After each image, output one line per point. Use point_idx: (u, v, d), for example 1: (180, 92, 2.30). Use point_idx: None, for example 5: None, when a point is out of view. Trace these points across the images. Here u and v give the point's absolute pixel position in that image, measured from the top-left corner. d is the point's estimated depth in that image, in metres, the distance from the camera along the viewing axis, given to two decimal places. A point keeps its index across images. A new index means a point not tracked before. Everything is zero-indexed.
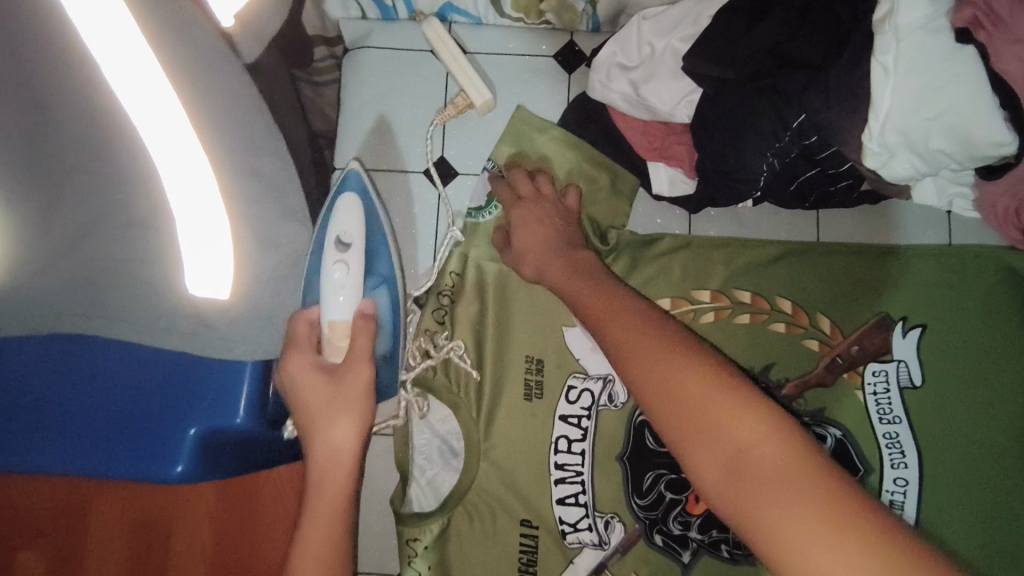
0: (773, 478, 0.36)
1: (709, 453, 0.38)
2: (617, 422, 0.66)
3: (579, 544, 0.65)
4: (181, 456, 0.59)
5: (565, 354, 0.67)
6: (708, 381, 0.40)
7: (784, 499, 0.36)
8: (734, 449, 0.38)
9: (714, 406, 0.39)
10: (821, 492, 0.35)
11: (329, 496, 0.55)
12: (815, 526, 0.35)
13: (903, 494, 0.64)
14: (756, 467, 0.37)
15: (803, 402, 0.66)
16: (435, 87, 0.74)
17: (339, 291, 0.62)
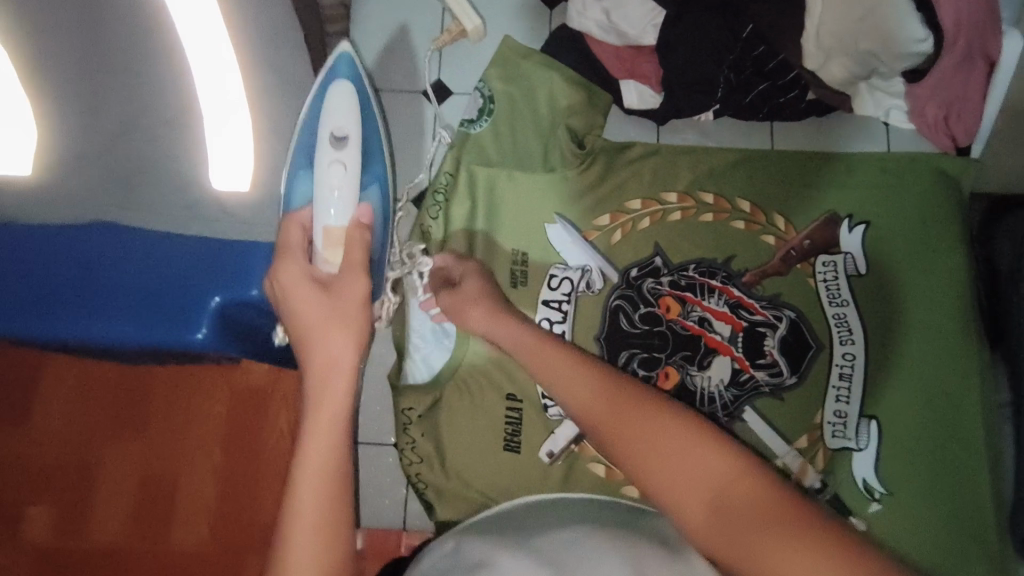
0: (747, 517, 0.38)
1: (687, 500, 0.40)
2: (595, 307, 0.73)
3: (560, 416, 0.71)
4: (202, 322, 0.67)
5: (548, 247, 0.74)
6: (684, 437, 0.42)
7: (756, 531, 0.37)
8: (712, 501, 0.39)
9: (692, 480, 0.40)
10: (791, 519, 0.37)
11: (327, 416, 0.51)
12: (780, 540, 0.36)
13: (852, 367, 0.71)
14: (732, 510, 0.39)
15: (760, 288, 0.73)
16: (432, 22, 0.85)
17: (333, 203, 0.72)
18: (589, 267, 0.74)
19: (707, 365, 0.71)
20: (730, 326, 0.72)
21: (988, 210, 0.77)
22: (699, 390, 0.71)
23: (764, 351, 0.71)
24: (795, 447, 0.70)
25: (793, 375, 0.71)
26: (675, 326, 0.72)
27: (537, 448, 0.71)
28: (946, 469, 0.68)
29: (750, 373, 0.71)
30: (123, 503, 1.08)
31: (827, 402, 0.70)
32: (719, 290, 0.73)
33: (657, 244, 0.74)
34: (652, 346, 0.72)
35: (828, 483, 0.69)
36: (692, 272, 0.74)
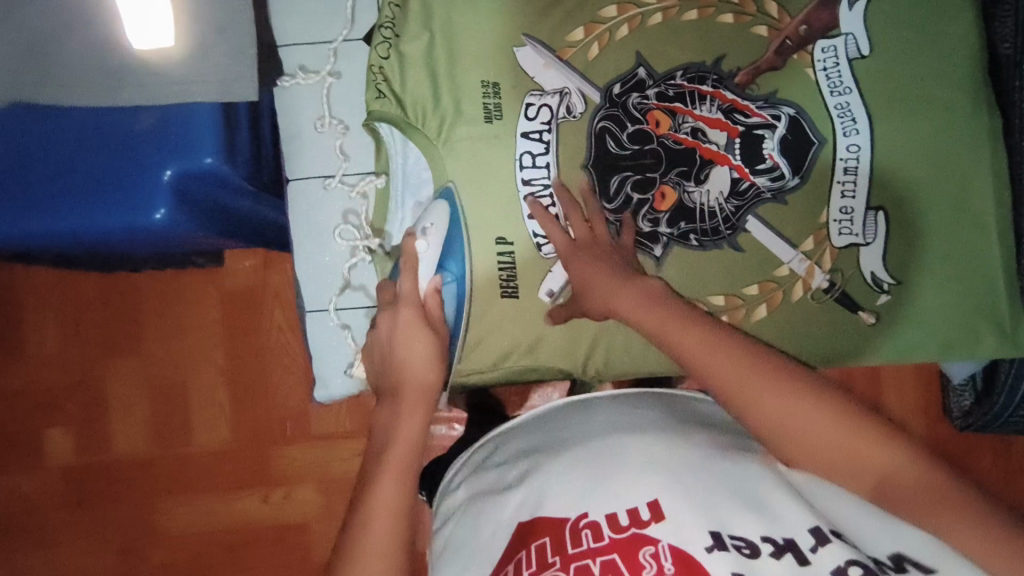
0: (767, 391, 0.51)
1: (723, 377, 0.53)
2: (580, 132, 0.67)
3: (555, 253, 0.67)
4: (158, 201, 0.61)
5: (520, 73, 0.67)
6: (707, 343, 0.55)
7: (776, 402, 0.51)
8: (739, 379, 0.52)
9: (714, 356, 0.54)
10: (790, 388, 0.51)
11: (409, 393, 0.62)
12: (783, 408, 0.50)
13: (857, 160, 0.66)
14: (759, 385, 0.51)
15: (755, 88, 0.67)
16: None
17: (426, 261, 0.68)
18: (568, 89, 0.67)
19: (705, 179, 0.67)
20: (726, 133, 0.66)
21: None
22: (698, 206, 0.67)
23: (764, 154, 0.66)
24: (802, 252, 0.67)
25: (795, 176, 0.67)
26: (667, 141, 0.67)
27: (535, 289, 0.68)
28: (959, 248, 0.66)
29: (750, 180, 0.67)
30: (137, 417, 1.12)
31: (831, 201, 0.67)
32: (711, 95, 0.67)
33: (639, 53, 0.67)
34: (645, 166, 0.67)
35: (837, 281, 0.67)
36: (680, 80, 0.67)
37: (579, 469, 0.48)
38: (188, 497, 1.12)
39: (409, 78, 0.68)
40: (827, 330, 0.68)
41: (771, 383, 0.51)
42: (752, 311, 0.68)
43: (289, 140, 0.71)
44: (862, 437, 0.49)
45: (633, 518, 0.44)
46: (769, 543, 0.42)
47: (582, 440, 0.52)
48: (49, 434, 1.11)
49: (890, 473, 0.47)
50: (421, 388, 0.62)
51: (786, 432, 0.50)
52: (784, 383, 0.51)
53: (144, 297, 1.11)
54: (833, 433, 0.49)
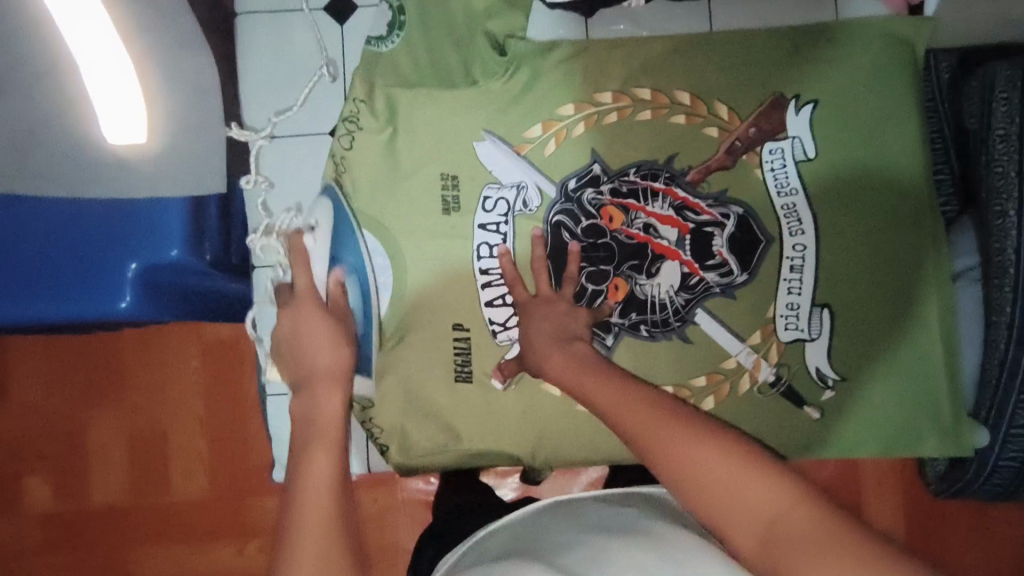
0: (662, 425, 0.51)
1: (626, 415, 0.53)
2: (535, 224, 0.70)
3: (510, 340, 0.69)
4: (122, 288, 0.65)
5: (479, 167, 0.70)
6: (619, 387, 0.56)
7: (670, 433, 0.50)
8: (637, 416, 0.52)
9: (618, 398, 0.55)
10: (687, 423, 0.50)
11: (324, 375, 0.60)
12: (677, 439, 0.49)
13: (802, 258, 0.68)
14: (655, 421, 0.51)
15: (705, 186, 0.69)
16: None
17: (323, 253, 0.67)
18: (524, 183, 0.70)
19: (656, 272, 0.69)
20: (676, 229, 0.69)
21: (961, 66, 0.73)
22: (649, 298, 0.69)
23: (713, 251, 0.69)
24: (749, 345, 0.69)
25: (743, 272, 0.69)
26: (619, 236, 0.69)
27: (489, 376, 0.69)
28: (900, 346, 0.68)
29: (699, 275, 0.69)
30: (116, 462, 1.11)
31: (778, 296, 0.69)
32: (663, 192, 0.69)
33: (594, 151, 0.70)
34: (598, 259, 0.69)
35: (782, 375, 0.69)
36: (633, 177, 0.70)
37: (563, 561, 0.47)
38: (167, 543, 1.11)
39: (372, 168, 0.71)
40: (775, 423, 0.69)
41: (674, 420, 0.51)
42: (701, 402, 0.69)
43: (258, 226, 0.73)
44: (748, 473, 0.45)
45: None
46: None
47: (569, 545, 0.50)
48: (29, 479, 1.11)
49: (777, 512, 0.43)
50: (326, 372, 0.60)
51: (694, 475, 0.47)
52: (688, 425, 0.50)
53: (125, 343, 1.12)
54: (727, 470, 0.46)
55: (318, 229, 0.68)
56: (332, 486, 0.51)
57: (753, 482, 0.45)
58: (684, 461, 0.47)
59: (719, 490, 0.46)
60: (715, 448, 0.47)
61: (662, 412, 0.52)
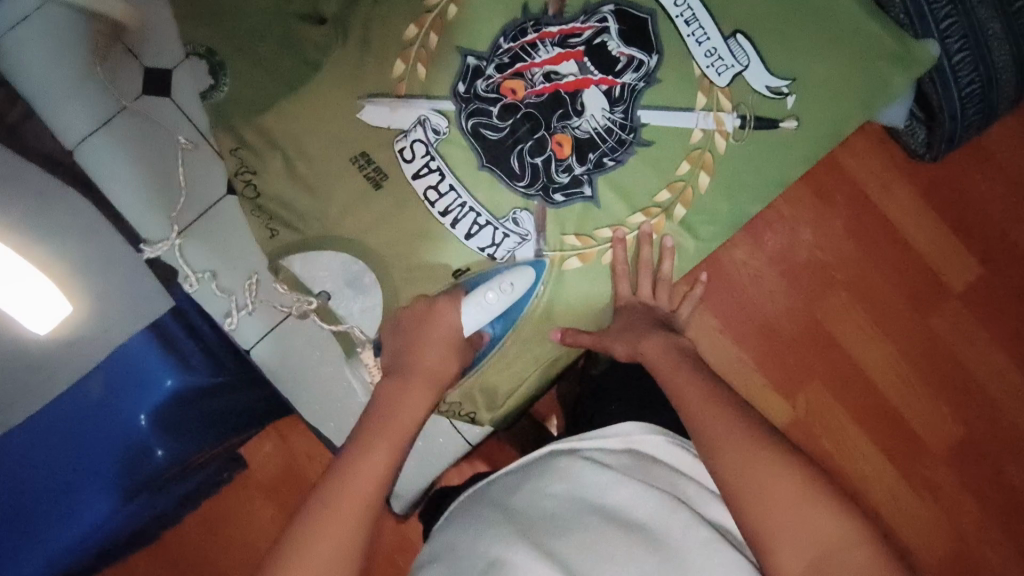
0: (749, 457, 0.53)
1: (715, 420, 0.56)
2: (457, 143, 0.69)
3: (509, 251, 0.69)
4: (152, 442, 0.62)
5: (376, 131, 0.68)
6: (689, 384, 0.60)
7: (752, 451, 0.53)
8: (722, 437, 0.55)
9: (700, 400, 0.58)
10: (780, 460, 0.52)
11: (403, 415, 0.60)
12: (765, 468, 0.52)
13: (689, 9, 0.69)
14: (737, 446, 0.54)
15: (568, 10, 0.69)
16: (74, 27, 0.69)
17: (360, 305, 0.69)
18: (424, 116, 0.68)
19: (583, 107, 0.69)
20: (572, 61, 0.69)
21: None
22: (593, 133, 0.69)
23: (615, 55, 0.68)
24: (701, 110, 0.69)
25: (652, 55, 0.69)
26: (532, 100, 0.68)
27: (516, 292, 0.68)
28: (821, 20, 0.68)
29: (618, 83, 0.68)
30: None
31: (694, 53, 0.69)
32: (539, 40, 0.69)
33: (459, 47, 0.69)
34: (528, 131, 0.69)
35: (744, 113, 0.69)
36: (507, 45, 0.69)
37: (571, 556, 0.49)
38: None
39: (289, 199, 0.68)
40: (768, 157, 0.70)
41: (761, 450, 0.53)
42: (696, 184, 0.69)
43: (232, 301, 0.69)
44: (824, 511, 0.49)
45: None
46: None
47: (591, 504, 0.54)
48: None
49: (835, 546, 0.48)
50: (426, 372, 0.63)
51: (759, 504, 0.51)
52: (743, 438, 0.54)
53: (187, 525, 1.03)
54: (762, 474, 0.52)
55: (511, 287, 0.66)
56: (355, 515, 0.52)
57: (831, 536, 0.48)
58: (737, 471, 0.52)
59: (799, 529, 0.49)
60: (751, 443, 0.53)
61: (717, 410, 0.57)
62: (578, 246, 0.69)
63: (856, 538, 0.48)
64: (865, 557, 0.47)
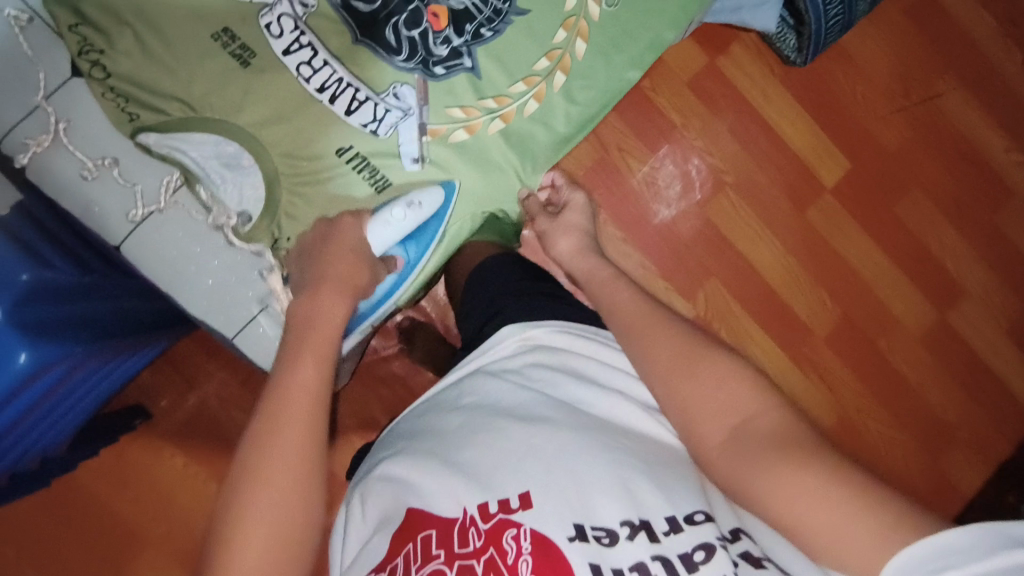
0: (657, 336, 0.58)
1: (622, 303, 0.63)
2: (326, 17, 0.66)
3: (393, 127, 0.68)
4: (13, 347, 0.54)
5: (236, 6, 0.64)
6: (610, 282, 0.66)
7: (662, 332, 0.59)
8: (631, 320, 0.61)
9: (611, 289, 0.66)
10: (687, 339, 0.57)
11: (301, 394, 0.54)
12: (678, 349, 0.57)
13: None
14: (641, 329, 0.60)
15: None
16: None
17: (246, 181, 0.66)
18: None
19: None
20: None
21: None
22: (468, 3, 0.67)
23: None
24: None
25: None
26: None
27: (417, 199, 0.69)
28: None
29: None
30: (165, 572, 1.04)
31: None
32: None
33: None
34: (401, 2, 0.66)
35: None
36: None
37: (492, 463, 0.53)
38: None
39: (146, 79, 0.64)
40: (638, 34, 0.72)
41: (661, 325, 0.59)
42: (573, 51, 0.70)
43: (112, 196, 0.65)
44: (738, 380, 0.53)
45: (502, 506, 0.50)
46: (626, 525, 0.49)
47: (508, 424, 0.55)
48: None
49: (754, 412, 0.52)
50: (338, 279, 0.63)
51: (686, 372, 0.55)
52: (662, 325, 0.59)
53: (86, 466, 1.04)
54: (680, 360, 0.56)
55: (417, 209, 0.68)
56: (310, 427, 0.53)
57: (744, 394, 0.53)
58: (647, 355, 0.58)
59: (708, 400, 0.53)
60: (667, 331, 0.59)
61: (634, 306, 0.62)
62: (463, 118, 0.69)
63: (768, 403, 0.52)
64: (775, 422, 0.51)
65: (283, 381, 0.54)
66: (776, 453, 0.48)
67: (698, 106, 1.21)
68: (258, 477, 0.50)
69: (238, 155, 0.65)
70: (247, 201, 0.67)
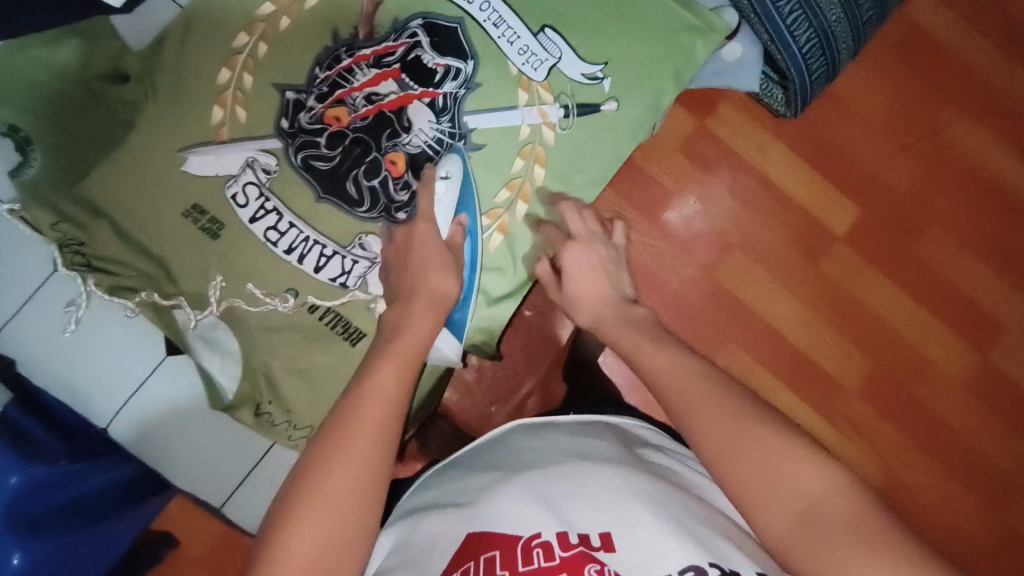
0: (696, 404, 0.57)
1: (659, 365, 0.63)
2: (289, 179, 0.68)
3: (361, 277, 0.68)
4: (8, 550, 0.58)
5: (203, 181, 0.67)
6: (654, 349, 0.65)
7: (704, 396, 0.57)
8: (669, 383, 0.61)
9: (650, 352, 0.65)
10: (730, 404, 0.56)
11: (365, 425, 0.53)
12: (716, 419, 0.55)
13: (496, 11, 0.70)
14: (677, 398, 0.59)
15: (379, 30, 0.70)
16: None
17: (224, 356, 0.67)
18: (251, 158, 0.68)
19: (410, 121, 0.69)
20: (391, 79, 0.69)
21: None
22: (424, 146, 0.69)
23: (431, 67, 0.69)
24: (524, 106, 0.70)
25: (467, 62, 0.70)
26: (357, 124, 0.69)
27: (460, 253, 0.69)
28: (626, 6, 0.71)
29: (440, 94, 0.69)
30: None
31: (508, 53, 0.70)
32: (354, 64, 0.69)
33: (276, 83, 0.69)
34: (359, 155, 0.69)
35: (566, 102, 0.71)
36: (323, 74, 0.69)
37: (562, 503, 0.52)
38: None
39: (126, 263, 0.67)
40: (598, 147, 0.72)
41: (713, 388, 0.58)
42: (533, 178, 0.71)
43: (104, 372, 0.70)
44: (803, 456, 0.50)
45: (584, 539, 0.47)
46: (692, 571, 0.44)
47: (569, 480, 0.54)
48: None
49: (820, 497, 0.47)
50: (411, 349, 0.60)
51: (729, 454, 0.53)
52: (713, 390, 0.58)
53: None
54: (728, 423, 0.54)
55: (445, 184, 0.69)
56: (374, 465, 0.52)
57: (803, 462, 0.50)
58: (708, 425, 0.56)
59: (757, 479, 0.50)
60: (706, 388, 0.58)
61: (682, 377, 0.60)
62: None
63: (843, 487, 0.48)
64: (851, 506, 0.46)
65: (346, 424, 0.53)
66: (848, 540, 0.44)
67: (694, 172, 1.14)
68: (304, 522, 0.48)
69: (214, 330, 0.67)
70: (228, 374, 0.68)
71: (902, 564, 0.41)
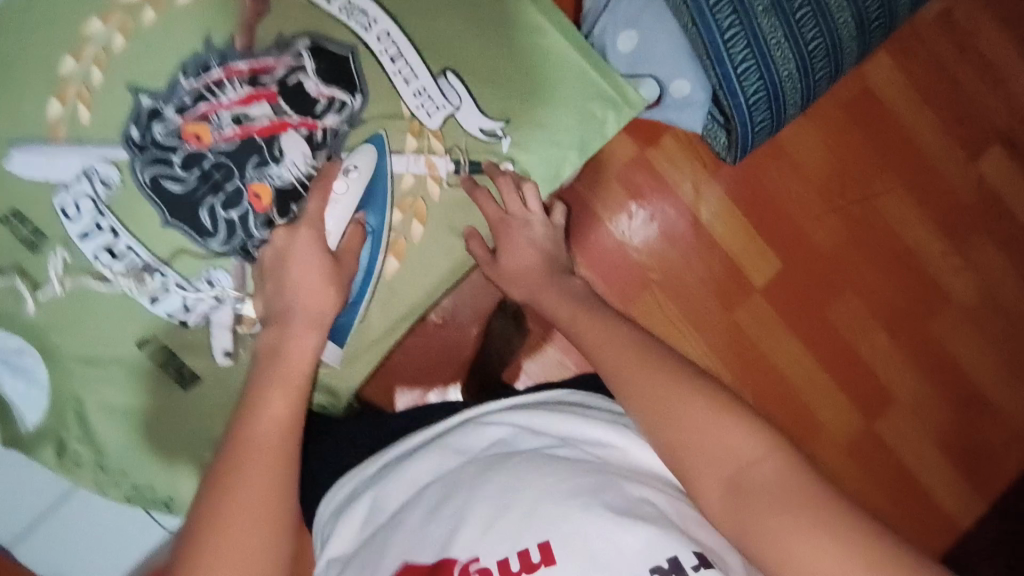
0: (634, 366, 0.57)
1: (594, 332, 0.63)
2: (131, 196, 0.60)
3: (204, 316, 0.63)
4: None
5: (30, 185, 0.59)
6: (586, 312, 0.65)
7: (636, 362, 0.58)
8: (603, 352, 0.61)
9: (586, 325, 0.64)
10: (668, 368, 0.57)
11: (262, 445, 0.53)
12: (660, 378, 0.56)
13: (394, 45, 0.64)
14: (610, 362, 0.59)
15: (258, 43, 0.61)
16: None
17: (28, 381, 0.60)
18: (89, 166, 0.59)
19: (282, 152, 0.62)
20: (265, 102, 0.61)
21: None
22: (295, 182, 0.63)
23: (313, 96, 0.62)
24: (411, 153, 0.65)
25: (355, 95, 0.63)
26: (219, 146, 0.60)
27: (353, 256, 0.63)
28: (535, 64, 0.68)
29: (319, 127, 0.62)
30: None
31: (403, 93, 0.64)
32: (224, 77, 0.61)
33: (129, 85, 0.60)
34: (217, 181, 0.61)
35: (458, 157, 0.66)
36: (186, 83, 0.60)
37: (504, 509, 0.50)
38: None
39: None
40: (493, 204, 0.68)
41: (635, 355, 0.58)
42: (410, 234, 0.66)
43: None
44: (735, 422, 0.52)
45: (524, 561, 0.47)
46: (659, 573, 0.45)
47: (516, 469, 0.53)
48: None
49: (754, 459, 0.50)
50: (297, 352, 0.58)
51: (666, 415, 0.54)
52: (645, 359, 0.58)
53: None
54: (668, 388, 0.55)
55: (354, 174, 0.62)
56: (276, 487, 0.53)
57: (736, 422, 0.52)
58: (633, 391, 0.56)
59: (697, 439, 0.52)
60: (636, 352, 0.59)
61: (606, 331, 0.62)
62: None
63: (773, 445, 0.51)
64: (771, 470, 0.49)
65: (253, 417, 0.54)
66: (783, 505, 0.47)
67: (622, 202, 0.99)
68: (221, 535, 0.50)
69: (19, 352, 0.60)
70: (31, 399, 0.61)
71: (836, 531, 0.45)
